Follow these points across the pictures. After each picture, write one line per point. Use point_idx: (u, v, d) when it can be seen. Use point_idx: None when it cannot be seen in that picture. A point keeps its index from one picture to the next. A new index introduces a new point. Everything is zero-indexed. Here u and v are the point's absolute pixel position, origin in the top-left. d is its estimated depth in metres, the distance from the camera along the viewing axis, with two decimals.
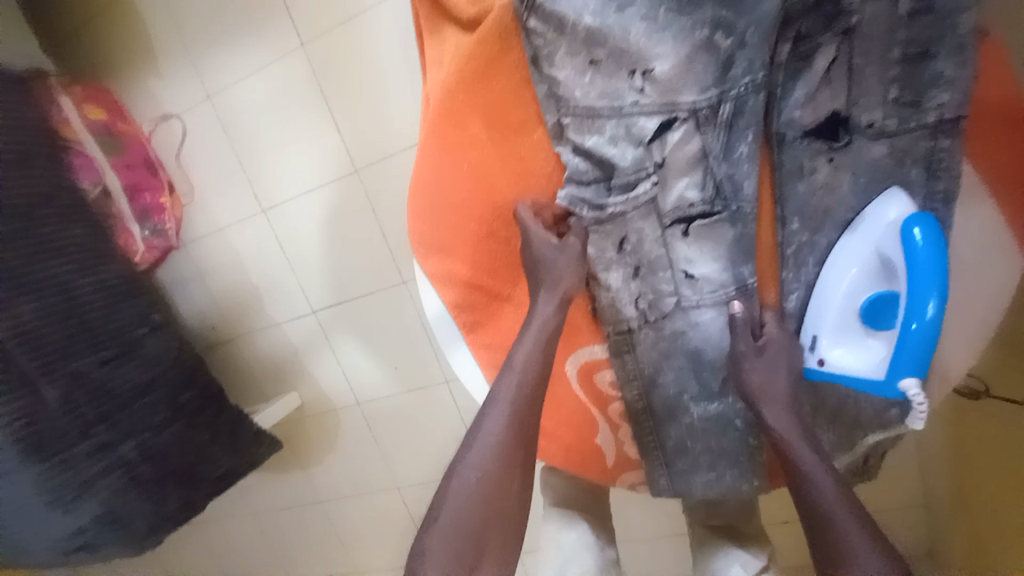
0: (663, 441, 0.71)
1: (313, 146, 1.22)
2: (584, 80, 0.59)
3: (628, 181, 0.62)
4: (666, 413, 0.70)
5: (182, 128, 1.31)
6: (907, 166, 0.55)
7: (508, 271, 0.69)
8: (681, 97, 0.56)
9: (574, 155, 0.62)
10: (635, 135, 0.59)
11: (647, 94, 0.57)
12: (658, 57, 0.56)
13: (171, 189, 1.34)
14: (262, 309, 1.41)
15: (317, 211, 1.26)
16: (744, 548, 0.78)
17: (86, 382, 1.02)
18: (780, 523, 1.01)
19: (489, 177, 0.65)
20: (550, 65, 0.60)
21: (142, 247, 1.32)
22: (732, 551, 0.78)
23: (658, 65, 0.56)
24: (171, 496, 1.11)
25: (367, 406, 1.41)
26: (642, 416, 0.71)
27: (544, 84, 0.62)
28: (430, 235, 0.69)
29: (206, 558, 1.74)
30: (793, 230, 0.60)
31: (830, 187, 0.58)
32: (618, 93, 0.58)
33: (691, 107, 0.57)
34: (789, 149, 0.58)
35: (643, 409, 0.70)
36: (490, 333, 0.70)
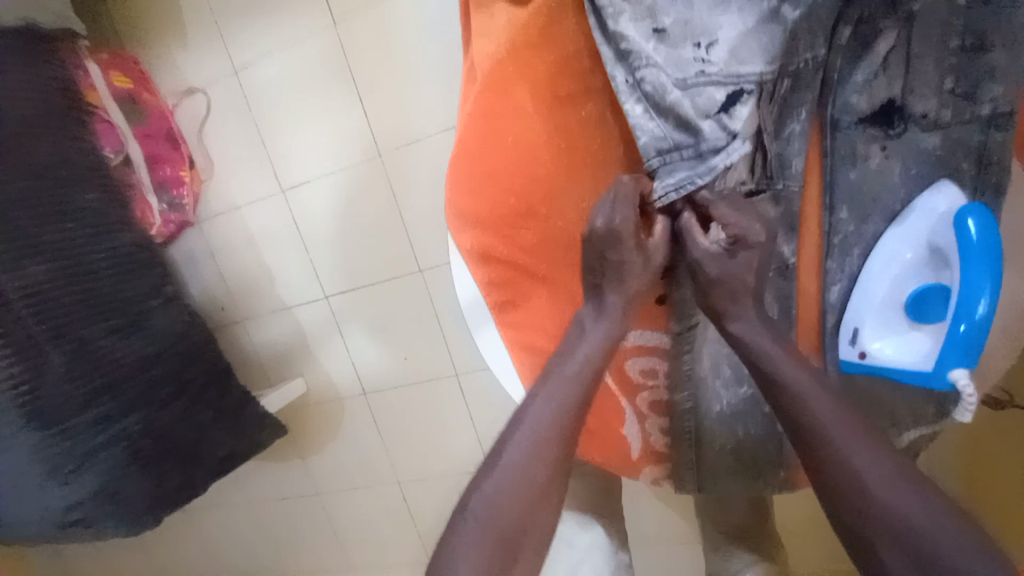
0: (690, 429, 0.69)
1: (338, 127, 1.21)
2: (649, 46, 0.57)
3: (710, 146, 0.56)
4: (693, 399, 0.69)
5: (206, 104, 1.31)
6: (959, 157, 0.56)
7: (548, 251, 0.68)
8: (745, 68, 0.55)
9: (650, 118, 0.58)
10: (703, 107, 0.55)
11: (714, 63, 0.55)
12: (724, 27, 0.55)
13: (191, 163, 1.33)
14: (273, 291, 1.39)
15: (338, 193, 1.25)
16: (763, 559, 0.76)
17: (94, 349, 1.00)
18: (790, 534, 0.99)
19: (533, 149, 0.65)
20: (615, 24, 0.59)
21: (158, 220, 1.33)
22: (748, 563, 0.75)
23: (725, 36, 0.55)
24: (172, 474, 1.07)
25: (372, 396, 1.39)
26: (672, 404, 0.69)
27: (610, 44, 0.60)
28: (468, 207, 0.69)
29: (194, 547, 1.69)
30: (841, 219, 0.60)
31: (880, 175, 0.58)
32: (685, 61, 0.56)
33: (756, 78, 0.55)
34: (843, 133, 0.59)
35: (674, 396, 0.69)
36: (522, 314, 0.71)
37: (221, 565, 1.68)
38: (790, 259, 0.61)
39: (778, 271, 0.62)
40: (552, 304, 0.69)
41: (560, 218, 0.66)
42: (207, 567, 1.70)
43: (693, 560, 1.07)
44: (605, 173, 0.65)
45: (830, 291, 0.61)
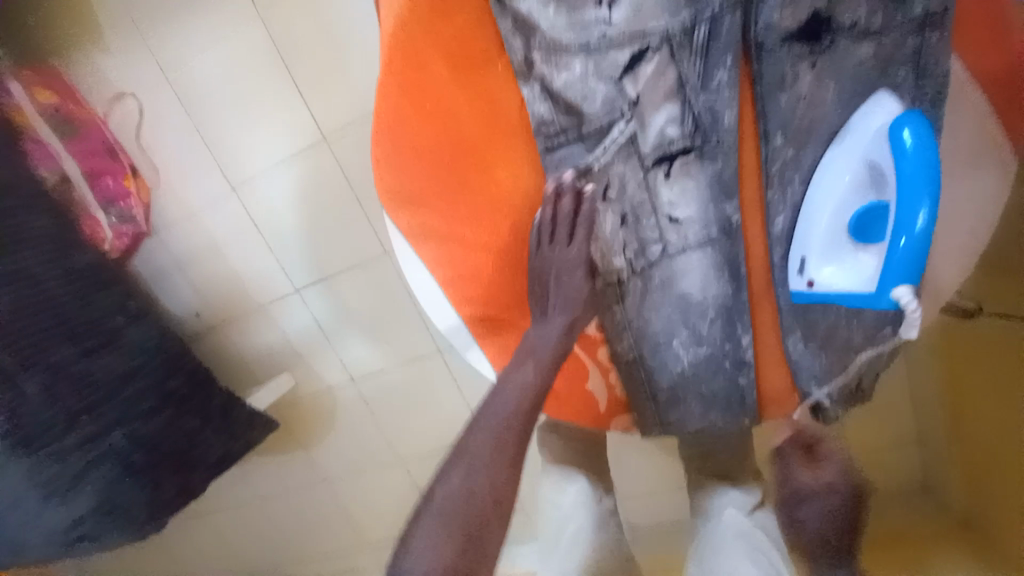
0: (656, 392, 0.69)
1: (278, 117, 1.16)
2: (549, 12, 0.58)
3: (600, 126, 0.60)
4: (656, 363, 0.68)
5: (138, 107, 1.25)
6: (893, 71, 0.53)
7: (473, 190, 0.65)
8: (650, 24, 0.56)
9: (540, 99, 0.61)
10: (607, 71, 0.58)
11: (616, 24, 0.56)
12: None
13: (134, 172, 1.29)
14: (246, 293, 1.37)
15: (289, 185, 1.22)
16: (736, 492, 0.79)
17: (69, 373, 0.98)
18: None
19: (452, 106, 0.63)
20: None
21: (111, 235, 1.27)
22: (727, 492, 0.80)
23: None
24: (168, 483, 1.10)
25: (361, 383, 1.40)
26: (634, 367, 0.69)
27: (508, 17, 0.60)
28: (399, 184, 0.66)
29: (214, 546, 1.75)
30: (776, 146, 0.58)
31: (813, 99, 0.55)
32: (587, 25, 0.57)
33: (663, 32, 0.56)
34: (769, 56, 0.55)
35: (635, 361, 0.68)
36: (469, 284, 0.68)
37: (244, 558, 1.76)
38: (734, 217, 0.60)
39: (723, 230, 0.61)
40: (499, 272, 0.67)
41: (495, 181, 0.65)
42: (231, 561, 1.77)
43: (680, 500, 1.10)
44: (526, 138, 0.65)
45: (776, 224, 0.60)
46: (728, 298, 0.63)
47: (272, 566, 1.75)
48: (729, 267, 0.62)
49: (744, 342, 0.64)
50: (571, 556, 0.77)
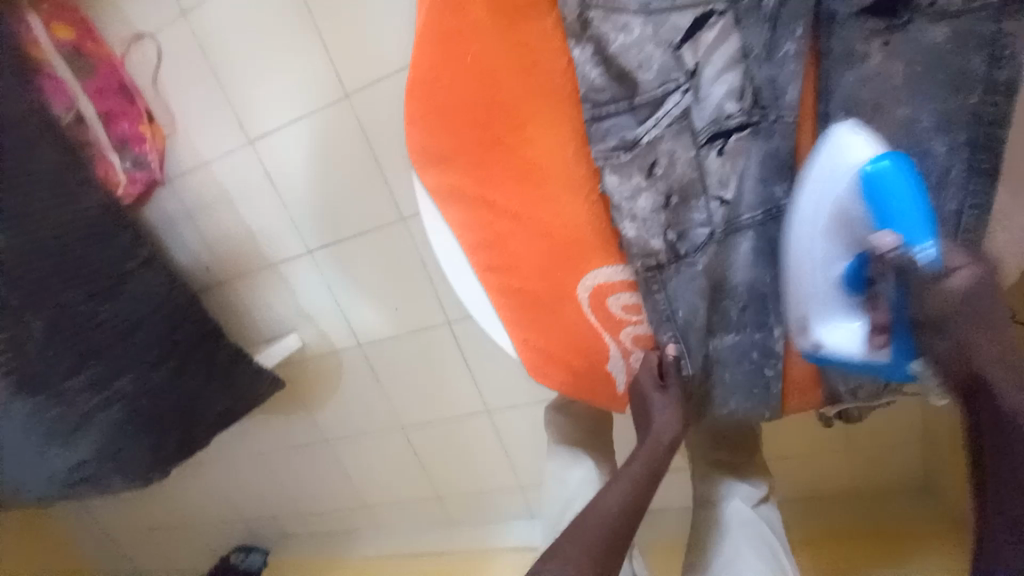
0: (687, 385, 0.66)
1: (300, 68, 1.12)
2: None
3: (655, 96, 0.59)
4: (700, 359, 0.65)
5: (156, 49, 1.20)
6: (969, 52, 0.50)
7: (509, 154, 0.63)
8: None
9: (592, 61, 0.58)
10: (664, 37, 0.56)
11: None
12: None
13: (150, 118, 1.26)
14: (256, 249, 1.36)
15: (308, 140, 1.18)
16: (745, 482, 0.78)
17: (77, 314, 0.99)
18: (780, 458, 1.04)
19: (492, 64, 0.60)
20: None
21: (124, 180, 1.26)
22: (733, 484, 0.79)
23: None
24: (172, 430, 1.10)
25: (367, 348, 1.40)
26: (676, 362, 0.66)
27: None
28: (433, 144, 0.66)
29: (212, 497, 1.78)
30: (835, 127, 0.55)
31: (880, 77, 0.52)
32: None
33: None
34: (837, 31, 0.53)
35: (679, 356, 0.65)
36: (496, 254, 0.68)
37: (241, 511, 1.79)
38: (784, 199, 0.58)
39: (770, 214, 0.59)
40: (534, 243, 0.66)
41: (534, 148, 0.62)
42: (228, 512, 1.80)
43: (681, 485, 1.11)
44: (570, 102, 0.61)
45: None
46: (768, 281, 0.61)
47: (268, 520, 1.78)
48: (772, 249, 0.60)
49: (775, 333, 0.62)
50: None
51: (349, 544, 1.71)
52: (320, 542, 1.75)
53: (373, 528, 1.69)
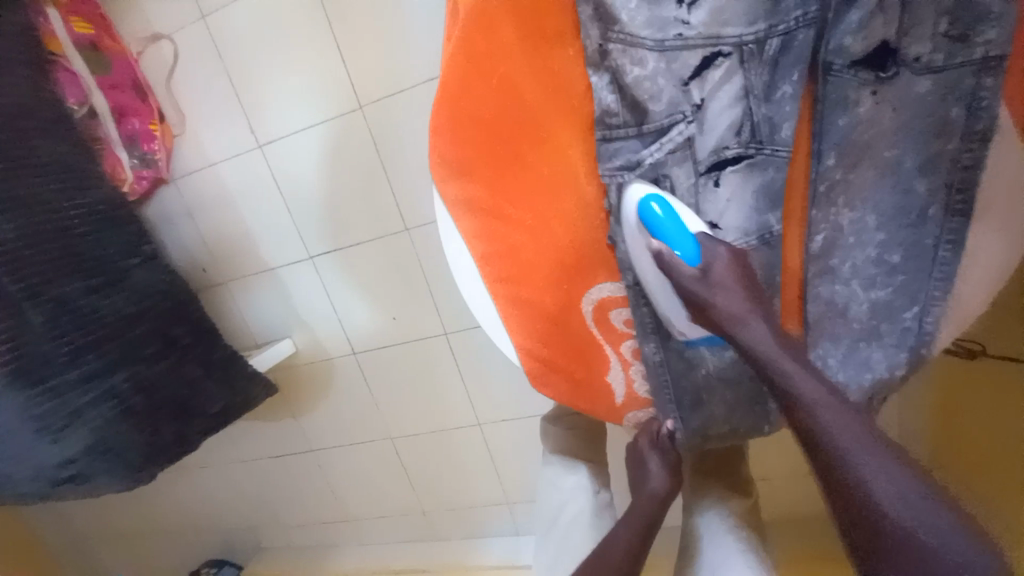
0: (680, 395, 0.71)
1: (316, 78, 1.15)
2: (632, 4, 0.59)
3: (661, 125, 0.62)
4: (684, 366, 0.70)
5: (173, 51, 1.23)
6: (949, 104, 0.55)
7: (525, 169, 0.68)
8: (726, 30, 0.58)
9: (608, 89, 0.63)
10: (676, 71, 0.60)
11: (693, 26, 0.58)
12: None
13: (161, 116, 1.27)
14: (256, 252, 1.36)
15: (319, 148, 1.21)
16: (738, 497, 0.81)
17: (76, 307, 0.97)
18: (762, 479, 1.09)
19: (517, 85, 0.64)
20: None
21: (131, 176, 1.27)
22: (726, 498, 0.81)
23: None
24: (165, 430, 1.07)
25: (362, 356, 1.40)
26: (661, 371, 0.71)
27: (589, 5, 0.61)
28: (453, 156, 0.67)
29: (190, 505, 1.74)
30: (828, 167, 0.60)
31: (870, 122, 0.58)
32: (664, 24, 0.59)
33: (735, 40, 0.58)
34: (836, 78, 0.58)
35: (661, 363, 0.71)
36: (505, 263, 0.70)
37: (219, 520, 1.74)
38: (776, 226, 0.62)
39: (763, 238, 0.63)
40: (542, 255, 0.70)
41: (547, 165, 0.67)
42: (204, 520, 1.75)
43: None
44: (583, 124, 0.67)
45: (814, 241, 0.63)
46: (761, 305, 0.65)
47: (247, 530, 1.74)
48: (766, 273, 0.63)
49: None
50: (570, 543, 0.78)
51: (329, 556, 1.67)
52: (300, 554, 1.71)
53: (354, 540, 1.67)
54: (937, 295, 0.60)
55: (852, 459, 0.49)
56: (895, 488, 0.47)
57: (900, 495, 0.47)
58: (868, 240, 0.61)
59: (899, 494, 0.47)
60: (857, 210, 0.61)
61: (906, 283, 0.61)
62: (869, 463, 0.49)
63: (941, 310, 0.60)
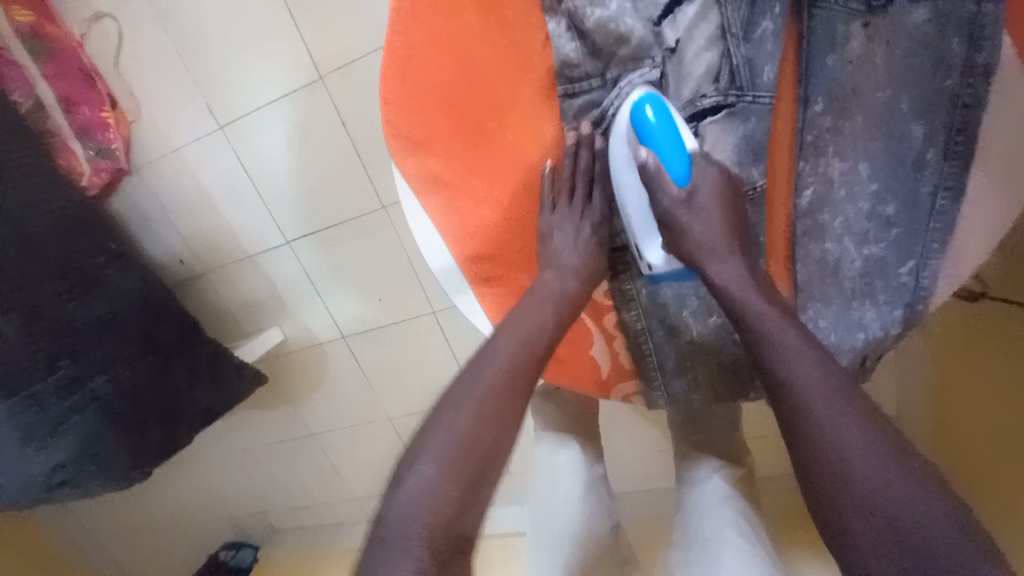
0: (663, 363, 0.71)
1: (272, 50, 1.08)
2: None
3: (632, 71, 0.60)
4: (666, 332, 0.70)
5: (117, 29, 1.14)
6: (948, 35, 0.50)
7: (488, 135, 0.62)
8: None
9: (571, 35, 0.60)
10: (644, 13, 0.58)
11: None
12: None
13: (114, 103, 1.20)
14: (232, 240, 1.32)
15: (282, 126, 1.14)
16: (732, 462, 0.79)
17: (46, 315, 0.94)
18: (760, 437, 1.07)
19: (474, 42, 0.59)
20: None
21: (88, 168, 1.20)
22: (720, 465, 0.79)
23: None
24: (152, 431, 1.07)
25: (351, 339, 1.38)
26: (642, 339, 0.72)
27: None
28: (409, 125, 0.61)
29: (198, 495, 1.76)
30: (815, 113, 0.56)
31: (862, 60, 0.53)
32: None
33: None
34: (823, 11, 0.53)
35: (642, 331, 0.71)
36: (478, 241, 0.65)
37: (228, 506, 1.77)
38: (760, 182, 0.59)
39: (747, 196, 0.60)
40: (513, 226, 0.66)
41: (512, 130, 0.62)
42: (213, 507, 1.78)
43: (668, 466, 1.13)
44: (546, 80, 0.61)
45: (802, 196, 0.60)
46: None
47: (256, 515, 1.77)
48: (749, 234, 0.61)
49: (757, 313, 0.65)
50: (559, 517, 0.78)
51: (338, 535, 1.71)
52: (310, 534, 1.75)
53: (362, 518, 1.69)
54: (934, 249, 0.55)
55: (824, 422, 0.45)
56: (871, 458, 0.43)
57: (875, 464, 0.42)
58: (860, 192, 0.57)
59: (873, 461, 0.43)
60: (848, 159, 0.57)
61: (901, 236, 0.57)
62: (842, 426, 0.44)
63: (938, 264, 0.55)
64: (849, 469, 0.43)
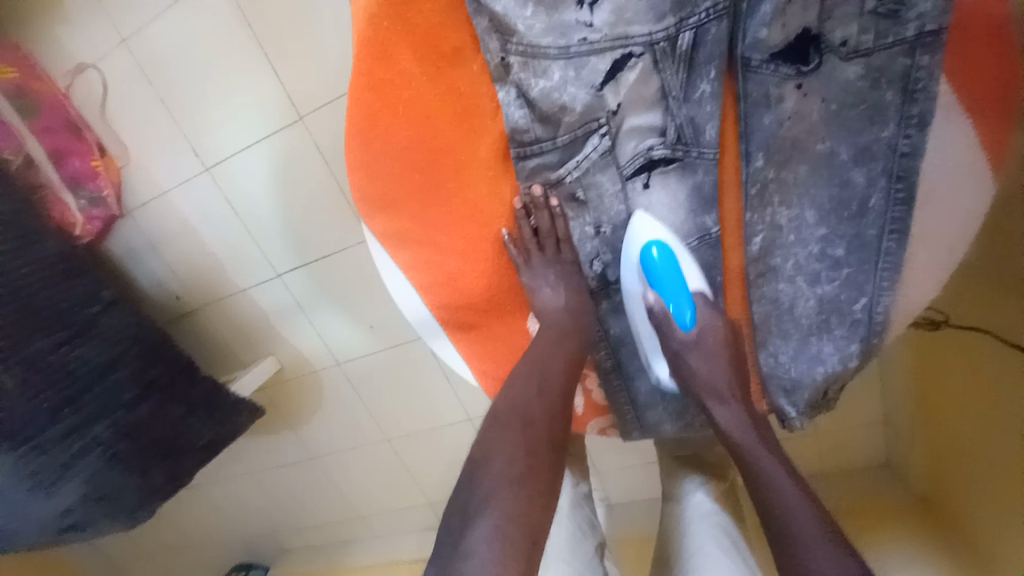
0: (634, 396, 0.72)
1: (250, 94, 1.10)
2: (526, 13, 0.56)
3: (576, 135, 0.60)
4: (636, 368, 0.71)
5: (101, 80, 1.17)
6: (883, 87, 0.52)
7: (446, 196, 0.64)
8: (633, 30, 0.55)
9: (518, 103, 0.59)
10: (586, 79, 0.57)
11: (597, 29, 0.55)
12: None
13: (102, 151, 1.23)
14: (223, 275, 1.35)
15: (264, 166, 1.17)
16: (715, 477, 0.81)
17: (42, 367, 0.97)
18: None
19: (426, 111, 0.60)
20: None
21: (81, 219, 1.24)
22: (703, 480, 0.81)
23: None
24: (155, 471, 1.11)
25: (346, 365, 1.41)
26: (612, 375, 0.72)
27: (483, 15, 0.56)
28: (373, 189, 0.63)
29: (208, 518, 1.81)
30: (757, 168, 0.58)
31: (799, 116, 0.56)
32: (566, 29, 0.55)
33: (646, 39, 0.55)
34: (755, 75, 0.55)
35: (613, 367, 0.72)
36: (446, 290, 0.67)
37: (237, 527, 1.82)
38: (714, 228, 0.62)
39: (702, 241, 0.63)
40: (478, 277, 0.68)
41: (470, 191, 0.64)
42: (223, 529, 1.83)
43: (651, 476, 1.16)
44: (496, 142, 0.62)
45: (753, 243, 0.61)
46: None
47: (265, 534, 1.82)
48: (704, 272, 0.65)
49: None
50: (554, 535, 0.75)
51: (345, 551, 1.75)
52: (318, 551, 1.79)
53: (366, 535, 1.73)
54: (886, 287, 0.57)
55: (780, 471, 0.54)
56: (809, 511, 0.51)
57: (813, 515, 0.50)
58: (809, 236, 0.59)
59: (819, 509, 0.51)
60: (794, 206, 0.59)
61: (852, 275, 0.58)
62: (789, 477, 0.53)
63: (890, 300, 0.57)
64: (787, 513, 0.51)
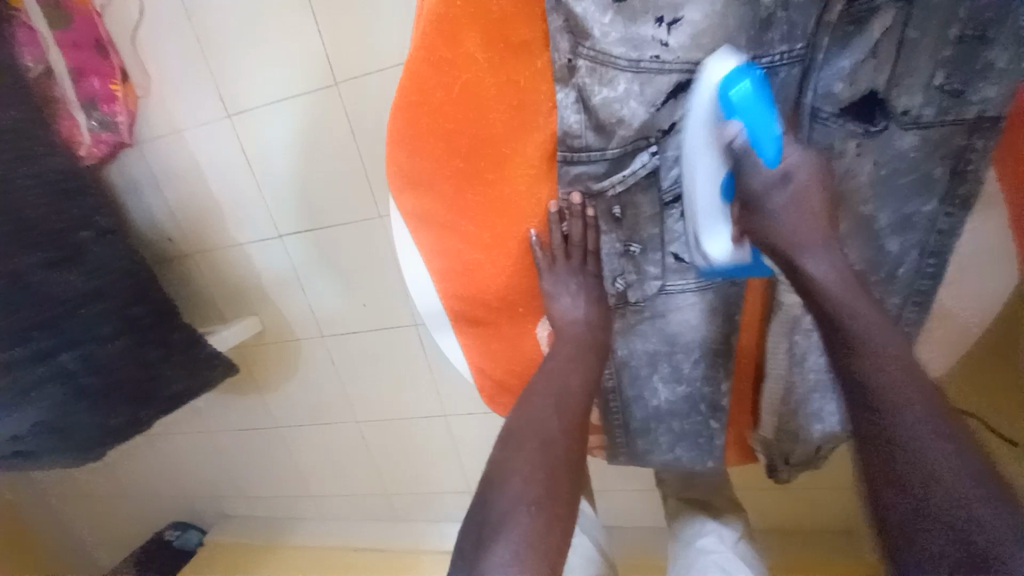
0: (628, 421, 0.72)
1: (290, 48, 1.07)
2: (604, 19, 0.55)
3: (626, 149, 0.61)
4: (634, 394, 0.71)
5: (138, 4, 1.13)
6: (933, 162, 0.54)
7: (483, 186, 0.63)
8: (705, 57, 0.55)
9: (575, 107, 0.59)
10: (649, 96, 0.57)
11: (670, 49, 0.55)
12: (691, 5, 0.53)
13: (124, 76, 1.18)
14: (223, 225, 1.31)
15: (290, 123, 1.14)
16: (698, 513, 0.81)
17: (14, 284, 0.91)
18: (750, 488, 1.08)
19: (481, 95, 0.59)
20: None
21: (89, 140, 1.20)
22: (692, 520, 0.81)
23: (689, 15, 0.53)
24: (120, 413, 1.04)
25: (331, 340, 1.38)
26: (611, 396, 0.72)
27: (559, 13, 0.55)
28: (410, 165, 0.62)
29: (156, 472, 1.74)
30: None
31: (850, 172, 0.57)
32: (640, 44, 0.55)
33: None
34: (821, 125, 0.57)
35: (613, 389, 0.71)
36: (463, 280, 0.66)
37: (185, 487, 1.75)
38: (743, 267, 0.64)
39: (728, 277, 0.65)
40: (498, 274, 0.67)
41: (509, 185, 0.63)
42: (170, 486, 1.76)
43: (651, 504, 1.14)
44: (546, 141, 0.61)
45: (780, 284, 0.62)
46: (716, 351, 0.68)
47: (212, 498, 1.75)
48: (718, 310, 0.66)
49: (722, 388, 0.69)
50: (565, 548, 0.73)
51: (294, 529, 1.70)
52: (264, 525, 1.73)
53: (318, 516, 1.68)
54: None
55: (920, 448, 0.47)
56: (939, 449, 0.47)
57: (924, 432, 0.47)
58: None
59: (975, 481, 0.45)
60: None
61: None
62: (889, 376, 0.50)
63: None
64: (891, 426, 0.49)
